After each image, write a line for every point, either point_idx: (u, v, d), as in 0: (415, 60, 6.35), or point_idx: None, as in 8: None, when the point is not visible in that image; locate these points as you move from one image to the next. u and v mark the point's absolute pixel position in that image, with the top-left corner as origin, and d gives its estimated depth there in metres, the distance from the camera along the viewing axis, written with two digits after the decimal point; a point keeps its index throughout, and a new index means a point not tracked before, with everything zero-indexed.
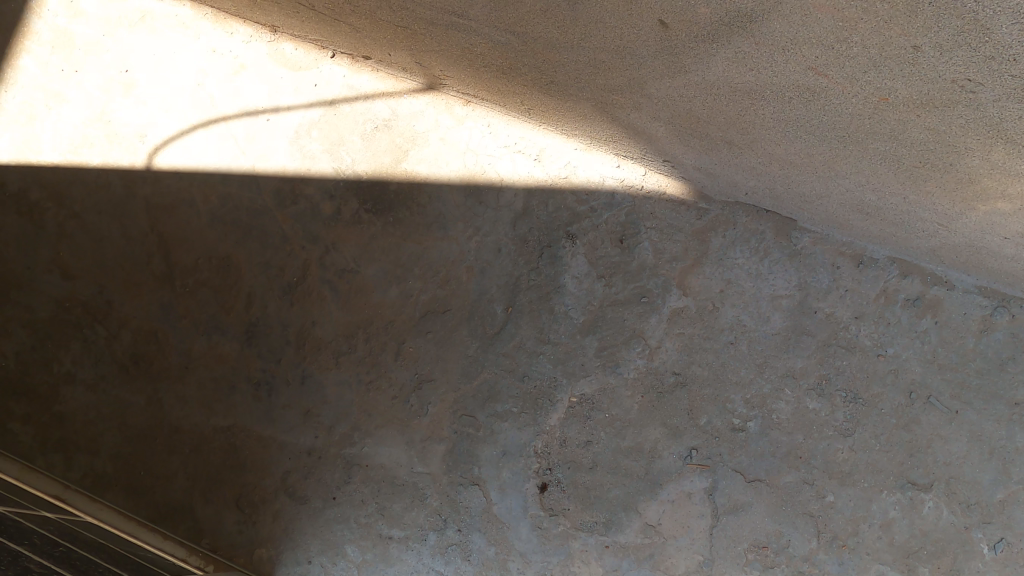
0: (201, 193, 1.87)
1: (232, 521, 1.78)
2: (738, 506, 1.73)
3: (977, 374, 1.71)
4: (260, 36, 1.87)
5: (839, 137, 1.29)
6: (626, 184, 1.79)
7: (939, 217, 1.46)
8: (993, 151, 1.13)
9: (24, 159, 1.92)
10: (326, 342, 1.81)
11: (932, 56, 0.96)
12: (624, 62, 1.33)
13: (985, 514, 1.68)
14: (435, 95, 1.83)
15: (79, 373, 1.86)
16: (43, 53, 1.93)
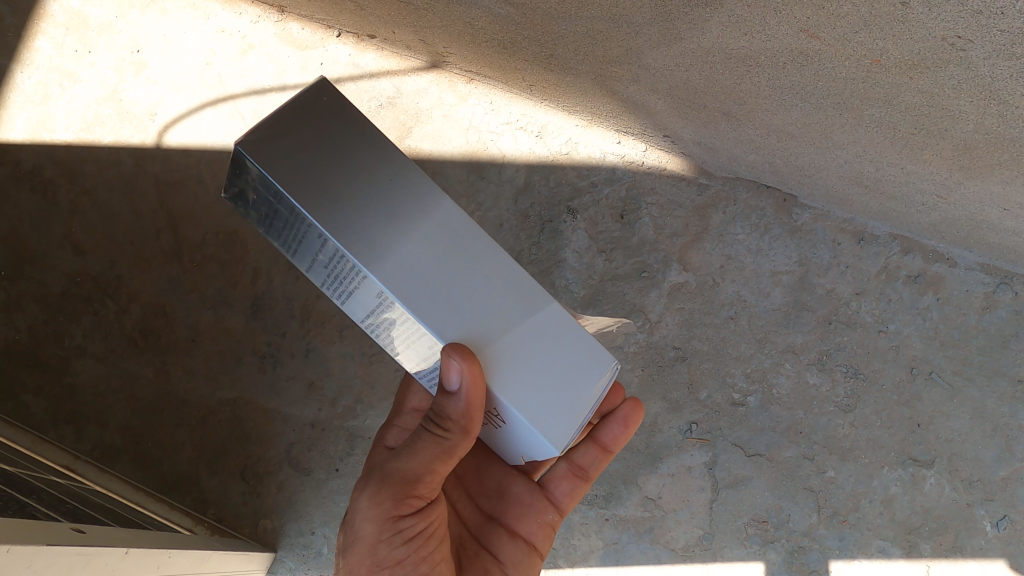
0: (209, 169, 1.91)
1: (237, 493, 1.81)
2: (738, 480, 1.73)
3: (979, 351, 1.71)
4: (268, 16, 1.92)
5: (834, 104, 1.29)
6: (627, 159, 1.82)
7: (938, 189, 1.46)
8: (986, 113, 1.13)
9: (38, 137, 1.96)
10: (330, 316, 1.84)
11: (921, 13, 0.95)
12: (620, 31, 1.34)
13: (987, 491, 1.68)
14: (439, 73, 1.87)
15: (89, 347, 1.90)
16: (57, 35, 1.99)
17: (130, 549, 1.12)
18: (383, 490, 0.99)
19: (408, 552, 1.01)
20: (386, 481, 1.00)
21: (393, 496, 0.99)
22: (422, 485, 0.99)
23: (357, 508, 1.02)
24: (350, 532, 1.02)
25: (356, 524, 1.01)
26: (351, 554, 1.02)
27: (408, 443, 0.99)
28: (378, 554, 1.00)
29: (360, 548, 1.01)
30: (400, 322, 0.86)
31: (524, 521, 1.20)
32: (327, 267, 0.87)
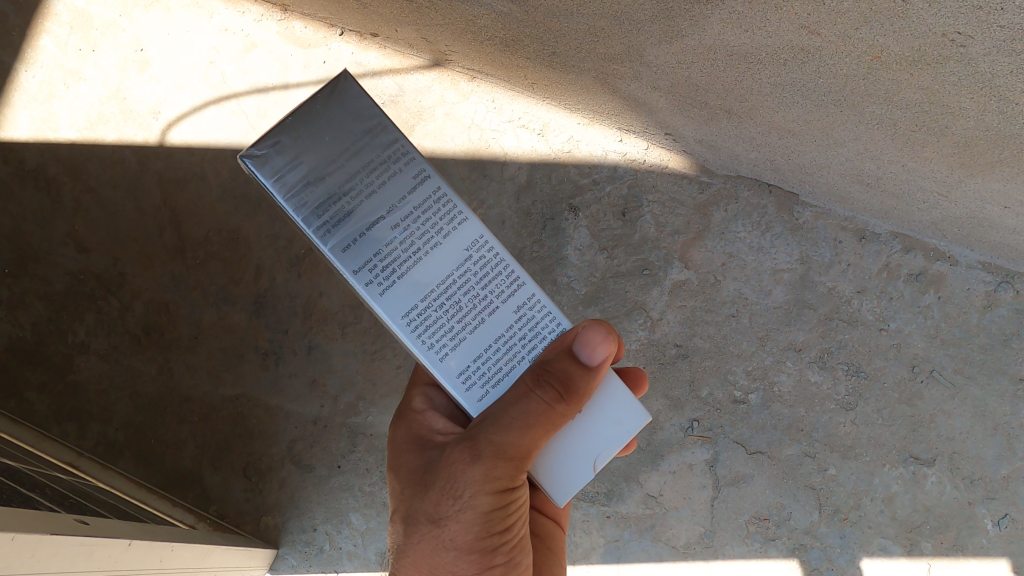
0: (212, 167, 1.91)
1: (239, 489, 1.82)
2: (739, 478, 1.74)
3: (980, 350, 1.71)
4: (272, 15, 1.92)
5: (835, 101, 1.30)
6: (628, 158, 1.82)
7: (939, 186, 1.46)
8: (987, 110, 1.13)
9: (42, 136, 1.97)
10: (332, 313, 1.84)
11: (922, 8, 0.95)
12: (622, 29, 1.35)
13: (988, 489, 1.68)
14: (442, 71, 1.87)
15: (93, 344, 1.90)
16: (61, 33, 1.99)
17: (133, 541, 1.12)
18: (496, 470, 0.90)
19: (515, 517, 0.99)
20: (499, 459, 0.88)
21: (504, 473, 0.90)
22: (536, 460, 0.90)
23: (461, 481, 0.93)
24: (448, 501, 0.95)
25: (458, 493, 0.94)
26: (453, 522, 0.96)
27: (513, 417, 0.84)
28: (489, 522, 0.96)
29: (465, 518, 0.95)
30: (477, 285, 0.88)
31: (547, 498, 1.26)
32: (398, 226, 0.86)
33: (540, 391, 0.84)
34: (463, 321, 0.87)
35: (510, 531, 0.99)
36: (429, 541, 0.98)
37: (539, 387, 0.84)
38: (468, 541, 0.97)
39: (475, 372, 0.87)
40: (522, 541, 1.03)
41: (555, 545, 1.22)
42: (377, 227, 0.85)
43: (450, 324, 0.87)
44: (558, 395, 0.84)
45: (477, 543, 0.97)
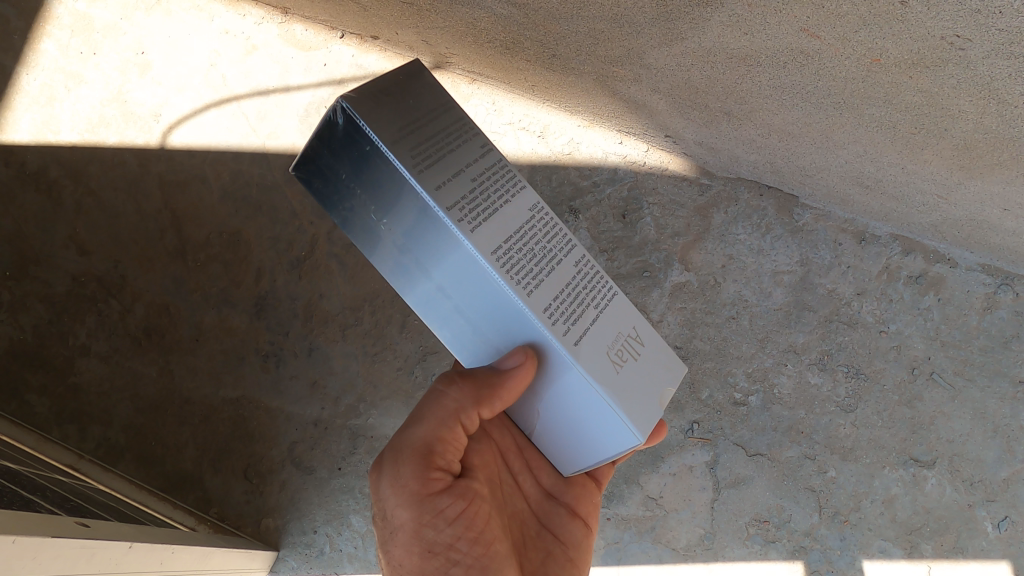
0: (213, 169, 1.92)
1: (240, 491, 1.82)
2: (739, 480, 1.74)
3: (980, 352, 1.71)
4: (272, 18, 1.93)
5: (835, 104, 1.30)
6: (628, 160, 1.83)
7: (938, 189, 1.47)
8: (986, 113, 1.14)
9: (43, 138, 1.98)
10: (333, 315, 1.84)
11: (920, 12, 0.96)
12: (622, 32, 1.35)
13: (989, 492, 1.68)
14: (442, 74, 1.87)
15: (93, 346, 1.91)
16: (63, 36, 2.00)
17: (134, 544, 1.13)
18: (402, 471, 0.92)
19: (458, 531, 0.92)
20: (402, 460, 0.93)
21: (419, 476, 0.92)
22: (439, 456, 0.94)
23: (382, 496, 0.95)
24: (386, 524, 0.95)
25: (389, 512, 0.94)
26: (393, 545, 0.94)
27: (417, 410, 0.95)
28: (424, 539, 0.92)
29: (402, 540, 0.93)
30: (547, 237, 0.87)
31: (583, 499, 1.10)
32: (471, 175, 0.84)
33: (441, 387, 0.94)
34: (539, 267, 0.84)
35: (459, 550, 0.92)
36: (386, 573, 0.96)
37: (444, 385, 0.94)
38: (415, 566, 0.92)
39: (558, 310, 0.82)
40: (492, 562, 0.93)
41: (578, 557, 1.08)
42: (457, 176, 0.82)
43: (529, 266, 0.82)
44: (450, 382, 0.92)
45: (423, 565, 0.92)
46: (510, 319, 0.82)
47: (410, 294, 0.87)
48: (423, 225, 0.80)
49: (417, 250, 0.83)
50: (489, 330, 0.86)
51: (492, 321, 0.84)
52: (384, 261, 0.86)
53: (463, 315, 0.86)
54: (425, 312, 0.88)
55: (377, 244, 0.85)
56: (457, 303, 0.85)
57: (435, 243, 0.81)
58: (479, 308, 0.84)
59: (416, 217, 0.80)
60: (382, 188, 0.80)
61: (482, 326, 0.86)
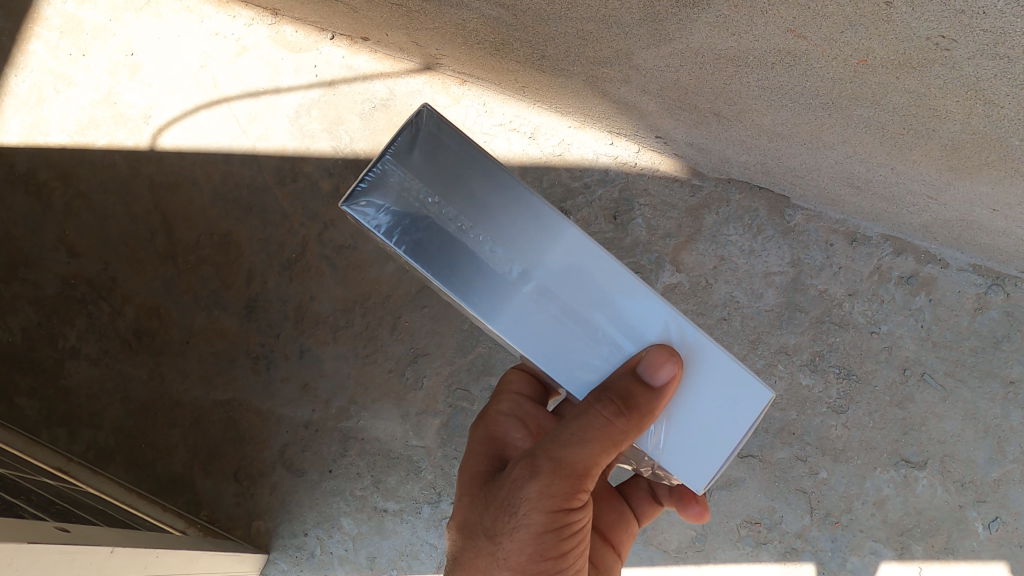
0: (203, 171, 1.91)
1: (231, 494, 1.81)
2: (731, 481, 1.74)
3: (971, 352, 1.71)
4: (262, 19, 1.91)
5: (823, 105, 1.30)
6: (619, 161, 1.82)
7: (928, 189, 1.46)
8: (973, 114, 1.14)
9: (33, 140, 1.97)
10: (324, 317, 1.83)
11: (904, 12, 0.95)
12: (610, 33, 1.34)
13: (979, 493, 1.68)
14: (432, 75, 1.85)
15: (83, 348, 1.90)
16: (52, 38, 1.99)
17: (116, 548, 1.12)
18: (553, 481, 0.89)
19: (573, 544, 0.93)
20: (557, 472, 0.89)
21: (562, 490, 0.89)
22: (592, 478, 0.89)
23: (519, 495, 0.90)
24: (505, 516, 0.92)
25: (515, 509, 0.91)
26: (509, 539, 0.92)
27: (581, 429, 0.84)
28: (542, 545, 0.90)
29: (520, 537, 0.91)
30: None
31: (616, 529, 1.22)
32: None
33: (601, 406, 0.81)
34: None
35: (567, 559, 0.93)
36: (483, 559, 0.94)
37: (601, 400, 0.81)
38: (522, 563, 0.92)
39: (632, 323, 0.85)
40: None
41: None
42: None
43: None
44: (617, 410, 0.80)
45: (529, 567, 0.91)
46: (613, 296, 0.83)
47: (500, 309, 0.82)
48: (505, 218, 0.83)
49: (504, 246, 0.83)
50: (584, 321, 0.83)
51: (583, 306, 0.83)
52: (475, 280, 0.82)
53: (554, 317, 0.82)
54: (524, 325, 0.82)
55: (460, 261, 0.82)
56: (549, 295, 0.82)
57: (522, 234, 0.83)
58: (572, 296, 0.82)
59: (513, 210, 0.83)
60: (473, 193, 0.83)
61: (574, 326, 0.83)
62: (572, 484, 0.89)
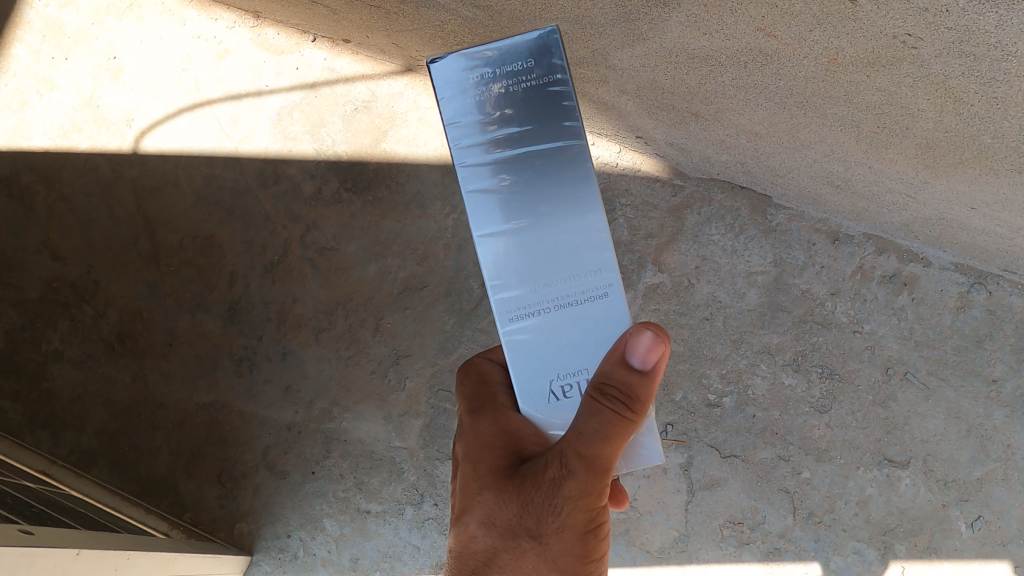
0: (186, 174, 1.92)
1: (214, 496, 1.81)
2: (713, 482, 1.75)
3: (954, 351, 1.70)
4: (244, 22, 1.90)
5: (798, 104, 1.30)
6: (601, 161, 1.83)
7: (906, 188, 1.46)
8: (945, 112, 1.13)
9: (16, 144, 1.98)
10: (306, 319, 1.83)
11: (870, 10, 0.95)
12: (585, 33, 1.34)
13: (962, 492, 1.68)
14: (414, 77, 1.82)
15: (67, 352, 1.91)
16: (35, 42, 2.00)
17: (82, 550, 1.12)
18: (589, 478, 0.82)
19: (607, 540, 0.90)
20: (594, 468, 0.82)
21: (600, 485, 0.84)
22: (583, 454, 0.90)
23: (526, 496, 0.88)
24: (548, 517, 0.85)
25: (557, 509, 0.84)
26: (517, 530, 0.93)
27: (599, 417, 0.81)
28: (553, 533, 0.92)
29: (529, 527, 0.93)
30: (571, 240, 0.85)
31: None
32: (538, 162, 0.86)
33: (611, 394, 0.80)
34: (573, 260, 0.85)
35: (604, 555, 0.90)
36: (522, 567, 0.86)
37: (607, 399, 0.80)
38: None
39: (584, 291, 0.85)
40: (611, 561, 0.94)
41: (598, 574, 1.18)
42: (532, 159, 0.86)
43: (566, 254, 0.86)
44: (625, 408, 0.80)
45: None
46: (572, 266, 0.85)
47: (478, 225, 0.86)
48: (534, 154, 0.86)
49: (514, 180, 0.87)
50: (551, 278, 0.85)
51: (565, 262, 0.85)
52: (468, 170, 0.87)
53: (525, 254, 0.86)
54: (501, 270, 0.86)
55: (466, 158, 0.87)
56: (531, 236, 0.86)
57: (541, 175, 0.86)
58: (553, 245, 0.86)
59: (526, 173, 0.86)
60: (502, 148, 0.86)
61: (542, 273, 0.86)
62: (605, 479, 0.84)
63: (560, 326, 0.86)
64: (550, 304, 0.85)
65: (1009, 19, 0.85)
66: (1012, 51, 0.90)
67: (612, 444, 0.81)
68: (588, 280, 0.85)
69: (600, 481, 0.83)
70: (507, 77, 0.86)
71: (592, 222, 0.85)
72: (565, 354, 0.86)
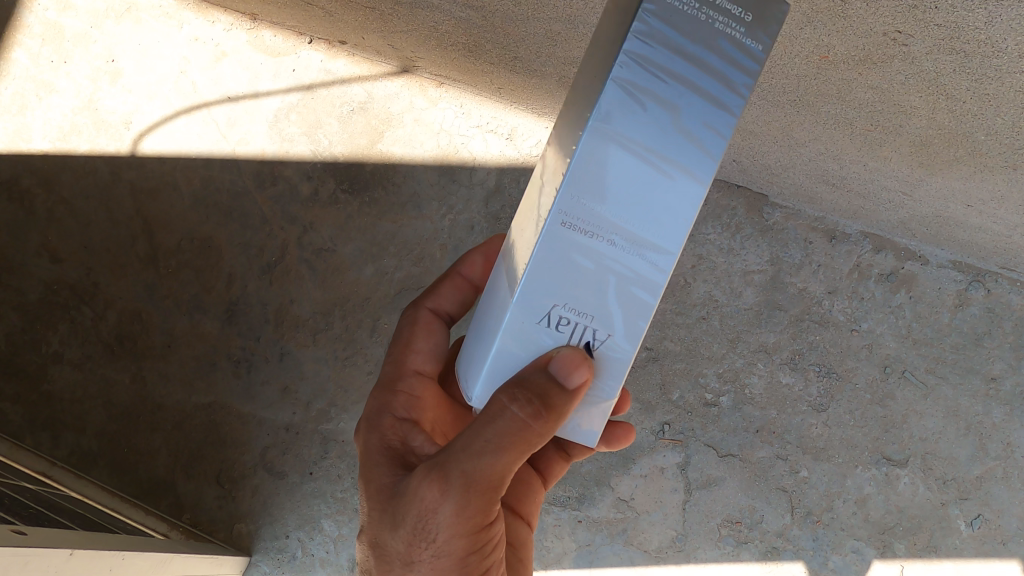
0: (183, 176, 1.93)
1: (213, 497, 1.82)
2: (710, 481, 1.74)
3: (952, 349, 1.70)
4: (241, 24, 1.90)
5: (791, 101, 1.29)
6: None
7: (902, 185, 1.45)
8: (937, 109, 1.12)
9: (16, 147, 1.99)
10: (304, 320, 1.84)
11: (860, 8, 0.93)
12: (578, 33, 1.33)
13: (961, 490, 1.67)
14: (410, 78, 1.84)
15: (66, 353, 1.92)
16: (33, 45, 2.01)
17: (76, 550, 1.13)
18: (472, 505, 0.81)
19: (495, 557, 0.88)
20: (471, 493, 0.80)
21: (476, 505, 0.81)
22: (503, 485, 0.83)
23: (433, 521, 0.82)
24: (426, 536, 0.83)
25: (433, 531, 0.83)
26: (426, 565, 0.85)
27: (495, 438, 0.78)
28: (467, 565, 0.85)
29: (438, 563, 0.85)
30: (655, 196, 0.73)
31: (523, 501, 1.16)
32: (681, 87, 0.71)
33: (517, 407, 0.76)
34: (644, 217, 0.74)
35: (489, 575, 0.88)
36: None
37: (512, 405, 0.76)
38: None
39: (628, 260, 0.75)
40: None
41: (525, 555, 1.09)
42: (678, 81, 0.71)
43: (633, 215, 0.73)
44: (534, 411, 0.76)
45: None
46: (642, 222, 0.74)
47: (608, 85, 0.69)
48: (689, 65, 0.71)
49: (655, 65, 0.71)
50: (609, 207, 0.73)
51: (631, 201, 0.73)
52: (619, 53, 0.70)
53: (625, 145, 0.71)
54: (583, 169, 0.71)
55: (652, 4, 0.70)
56: (637, 146, 0.71)
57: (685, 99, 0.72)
58: (627, 178, 0.72)
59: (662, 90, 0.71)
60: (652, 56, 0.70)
61: (618, 184, 0.72)
62: (483, 496, 0.81)
63: (598, 261, 0.74)
64: (605, 237, 0.73)
65: (997, 15, 0.85)
66: (1003, 47, 0.90)
67: (496, 455, 0.79)
68: (647, 243, 0.74)
69: (475, 503, 0.81)
70: (719, 17, 0.72)
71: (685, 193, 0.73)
72: (583, 287, 0.75)
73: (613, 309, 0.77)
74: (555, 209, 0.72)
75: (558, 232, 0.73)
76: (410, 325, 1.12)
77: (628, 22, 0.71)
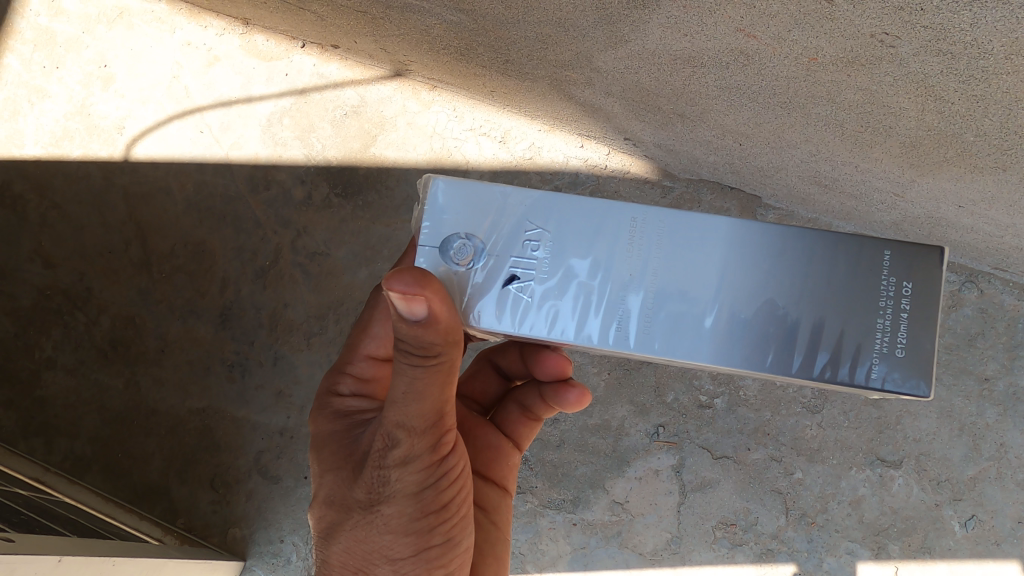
0: (177, 181, 1.92)
1: (207, 502, 1.82)
2: (705, 483, 1.74)
3: (945, 350, 1.69)
4: (233, 29, 1.91)
5: (781, 103, 1.28)
6: (590, 164, 1.81)
7: (893, 186, 1.45)
8: (926, 110, 1.12)
9: (9, 153, 2.00)
10: (297, 324, 1.84)
11: (847, 10, 0.93)
12: (568, 35, 1.33)
13: (955, 491, 1.67)
14: (403, 81, 1.85)
15: (59, 359, 1.92)
16: (26, 51, 2.01)
17: (64, 557, 1.13)
18: (413, 446, 0.83)
19: (454, 493, 0.91)
20: (412, 434, 0.83)
21: (420, 445, 0.84)
22: (445, 421, 0.85)
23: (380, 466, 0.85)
24: (379, 482, 0.86)
25: (384, 475, 0.86)
26: (383, 507, 0.87)
27: (413, 387, 0.79)
28: (423, 501, 0.88)
29: (395, 501, 0.87)
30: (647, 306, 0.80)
31: (495, 466, 1.25)
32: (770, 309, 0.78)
33: (410, 355, 0.78)
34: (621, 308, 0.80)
35: (449, 510, 0.90)
36: (362, 529, 0.90)
37: (403, 353, 0.78)
38: (403, 524, 0.88)
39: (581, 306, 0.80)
40: (466, 517, 0.94)
41: (501, 519, 1.21)
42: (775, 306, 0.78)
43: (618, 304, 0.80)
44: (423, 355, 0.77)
45: (411, 526, 0.88)
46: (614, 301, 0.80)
47: (770, 238, 0.79)
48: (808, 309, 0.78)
49: (820, 290, 0.78)
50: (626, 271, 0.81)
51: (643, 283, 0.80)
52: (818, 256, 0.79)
53: (734, 266, 0.79)
54: (675, 234, 0.80)
55: (896, 255, 0.78)
56: (715, 281, 0.79)
57: (788, 325, 0.78)
58: (668, 276, 0.80)
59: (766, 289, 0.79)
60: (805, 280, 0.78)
61: (678, 281, 0.80)
62: (426, 436, 0.84)
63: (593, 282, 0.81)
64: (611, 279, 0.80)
65: (983, 16, 0.85)
66: (989, 47, 0.90)
67: (428, 401, 0.81)
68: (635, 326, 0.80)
69: (419, 442, 0.84)
70: (877, 327, 0.78)
71: (646, 327, 0.80)
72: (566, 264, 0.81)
73: (561, 314, 0.81)
74: (643, 216, 0.81)
75: (629, 230, 0.81)
76: (371, 307, 1.09)
77: (864, 254, 0.78)
